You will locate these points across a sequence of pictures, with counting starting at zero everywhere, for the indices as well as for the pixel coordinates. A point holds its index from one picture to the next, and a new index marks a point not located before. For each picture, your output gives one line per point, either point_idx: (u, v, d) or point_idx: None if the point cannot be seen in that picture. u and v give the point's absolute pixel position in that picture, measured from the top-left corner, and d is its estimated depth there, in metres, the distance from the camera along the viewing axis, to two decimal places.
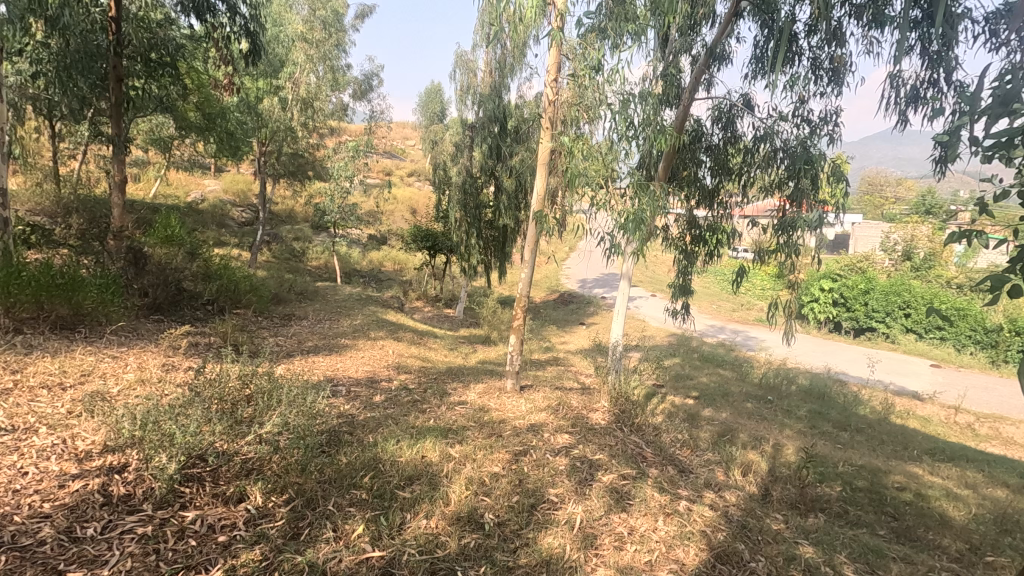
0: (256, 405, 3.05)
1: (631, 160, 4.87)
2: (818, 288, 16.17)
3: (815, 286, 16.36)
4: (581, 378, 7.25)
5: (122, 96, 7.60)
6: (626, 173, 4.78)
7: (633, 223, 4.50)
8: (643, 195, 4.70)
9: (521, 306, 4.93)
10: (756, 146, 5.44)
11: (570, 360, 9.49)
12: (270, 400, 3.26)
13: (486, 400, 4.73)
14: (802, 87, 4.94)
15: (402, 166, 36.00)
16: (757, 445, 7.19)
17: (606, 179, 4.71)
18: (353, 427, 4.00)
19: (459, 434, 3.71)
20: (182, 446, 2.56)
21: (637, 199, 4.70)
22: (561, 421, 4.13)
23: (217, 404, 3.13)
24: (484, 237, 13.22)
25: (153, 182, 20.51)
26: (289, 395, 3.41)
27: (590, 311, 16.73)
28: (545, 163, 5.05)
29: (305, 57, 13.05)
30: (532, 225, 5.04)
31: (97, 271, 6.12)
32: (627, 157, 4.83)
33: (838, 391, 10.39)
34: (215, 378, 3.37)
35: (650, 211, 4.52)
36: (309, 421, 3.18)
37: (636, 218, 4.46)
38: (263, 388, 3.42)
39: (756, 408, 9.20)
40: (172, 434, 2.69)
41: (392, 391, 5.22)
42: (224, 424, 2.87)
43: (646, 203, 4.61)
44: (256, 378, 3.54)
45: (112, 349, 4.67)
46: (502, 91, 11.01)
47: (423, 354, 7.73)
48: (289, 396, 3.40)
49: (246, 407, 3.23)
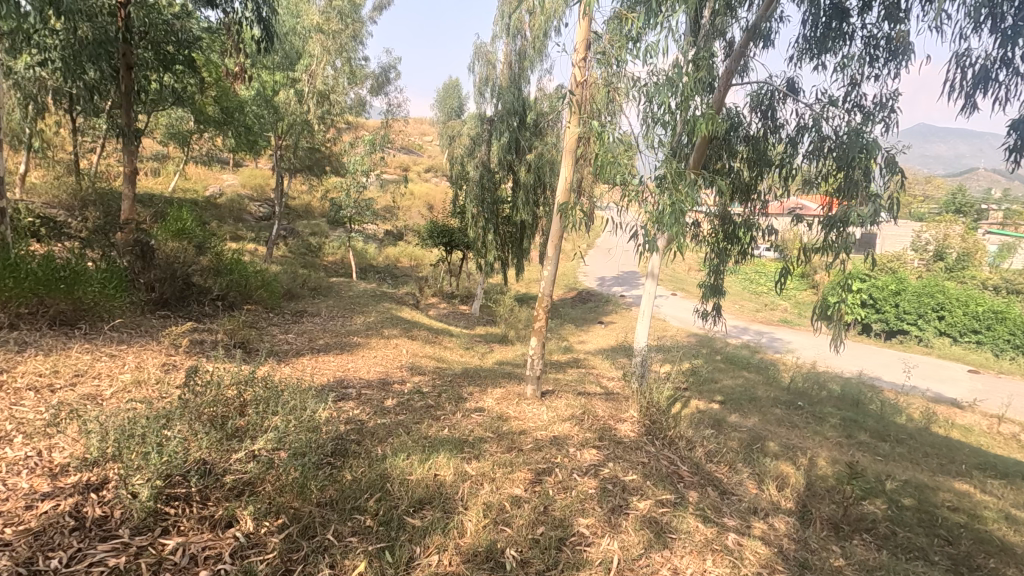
0: (251, 417, 2.74)
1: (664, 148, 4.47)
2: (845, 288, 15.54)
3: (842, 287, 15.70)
4: (604, 382, 6.88)
5: (132, 84, 7.41)
6: (661, 162, 4.39)
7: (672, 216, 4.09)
8: (680, 186, 4.32)
9: (543, 307, 4.57)
10: (800, 135, 5.00)
11: (591, 362, 9.13)
12: (266, 410, 2.94)
13: (505, 408, 4.39)
14: (855, 68, 4.50)
15: (419, 161, 35.83)
16: (791, 455, 6.76)
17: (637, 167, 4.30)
18: (362, 436, 3.73)
19: (477, 447, 3.38)
20: (165, 464, 2.26)
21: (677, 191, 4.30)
22: (586, 433, 3.78)
23: (204, 415, 2.82)
24: (501, 233, 12.84)
25: (172, 176, 20.58)
26: (288, 405, 3.09)
27: (609, 310, 16.29)
28: (571, 150, 4.66)
29: (322, 49, 12.83)
30: (556, 218, 4.65)
31: (101, 264, 5.91)
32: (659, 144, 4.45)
33: (872, 398, 9.86)
34: (206, 386, 3.07)
35: (691, 204, 4.11)
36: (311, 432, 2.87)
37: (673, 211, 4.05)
38: (260, 398, 3.11)
39: (786, 414, 8.74)
40: (156, 444, 2.39)
41: (405, 395, 4.93)
42: (213, 438, 2.55)
43: (684, 194, 4.22)
44: (251, 389, 3.24)
45: (111, 346, 4.42)
46: (522, 83, 11.36)
47: (438, 353, 7.43)
48: (288, 406, 3.09)
49: (238, 417, 2.92)
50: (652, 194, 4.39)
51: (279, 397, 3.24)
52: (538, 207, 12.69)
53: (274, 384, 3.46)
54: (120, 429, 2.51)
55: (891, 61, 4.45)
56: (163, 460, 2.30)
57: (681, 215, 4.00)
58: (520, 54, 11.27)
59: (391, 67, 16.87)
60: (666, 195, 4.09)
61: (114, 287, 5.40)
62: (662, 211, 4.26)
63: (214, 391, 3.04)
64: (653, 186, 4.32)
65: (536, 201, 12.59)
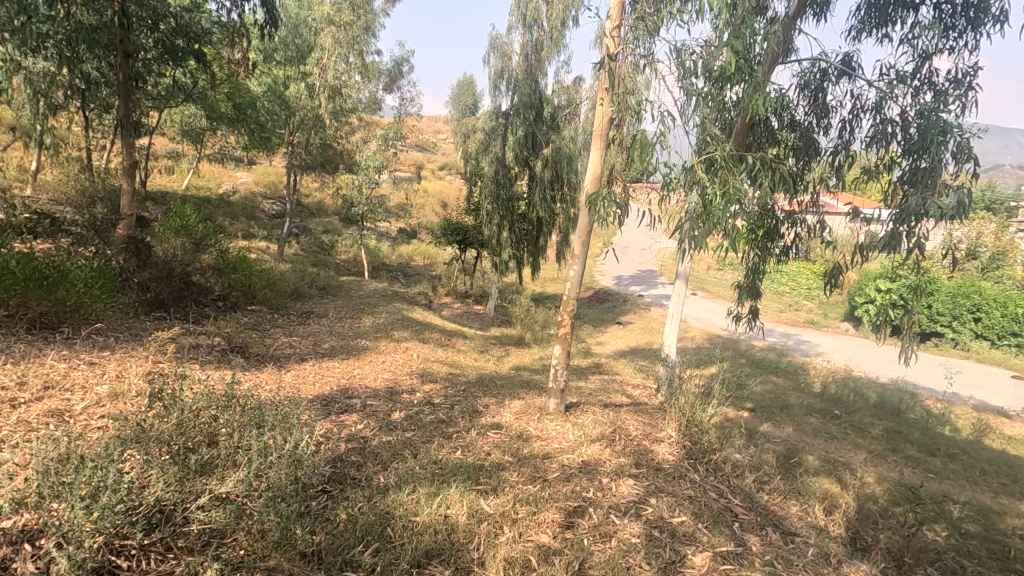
0: (223, 449, 2.25)
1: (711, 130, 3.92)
2: (874, 288, 14.77)
3: (870, 287, 14.95)
4: (628, 392, 6.36)
5: (129, 73, 6.99)
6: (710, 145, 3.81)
7: (725, 207, 3.51)
8: (733, 172, 3.75)
9: (567, 311, 4.05)
10: (857, 119, 4.45)
11: (614, 367, 8.59)
12: (242, 434, 2.46)
13: (526, 424, 3.91)
14: (927, 39, 3.94)
15: (434, 158, 35.44)
16: (835, 473, 6.19)
17: (681, 151, 3.73)
18: (364, 460, 3.31)
19: (494, 476, 2.91)
20: (102, 522, 1.78)
21: (728, 177, 3.72)
22: (620, 458, 3.29)
23: (164, 450, 2.31)
24: (516, 231, 12.30)
25: (186, 173, 20.38)
26: (267, 429, 2.60)
27: (627, 310, 15.71)
28: (602, 131, 4.09)
29: (333, 41, 12.39)
30: (585, 210, 4.12)
31: (92, 263, 5.52)
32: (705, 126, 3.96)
33: (914, 407, 9.21)
34: (171, 406, 2.55)
35: (747, 193, 3.54)
36: (300, 463, 2.40)
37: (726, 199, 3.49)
38: (236, 422, 2.62)
39: (822, 424, 8.15)
40: (95, 487, 1.90)
41: (414, 408, 4.46)
42: (175, 472, 2.08)
43: (737, 180, 3.65)
44: (227, 411, 2.73)
45: (92, 353, 4.01)
46: (538, 75, 10.93)
47: (451, 358, 6.96)
48: (268, 430, 2.59)
49: (208, 448, 2.42)
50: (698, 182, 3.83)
51: (261, 418, 2.74)
52: (555, 203, 12.17)
53: (258, 403, 2.95)
54: (53, 466, 2.01)
55: (969, 31, 3.88)
56: (100, 515, 1.81)
57: (737, 204, 3.41)
58: (537, 44, 10.88)
59: (403, 60, 16.53)
60: (714, 182, 3.52)
61: (102, 287, 5.02)
62: (707, 202, 3.71)
63: (180, 417, 2.52)
64: (698, 173, 3.76)
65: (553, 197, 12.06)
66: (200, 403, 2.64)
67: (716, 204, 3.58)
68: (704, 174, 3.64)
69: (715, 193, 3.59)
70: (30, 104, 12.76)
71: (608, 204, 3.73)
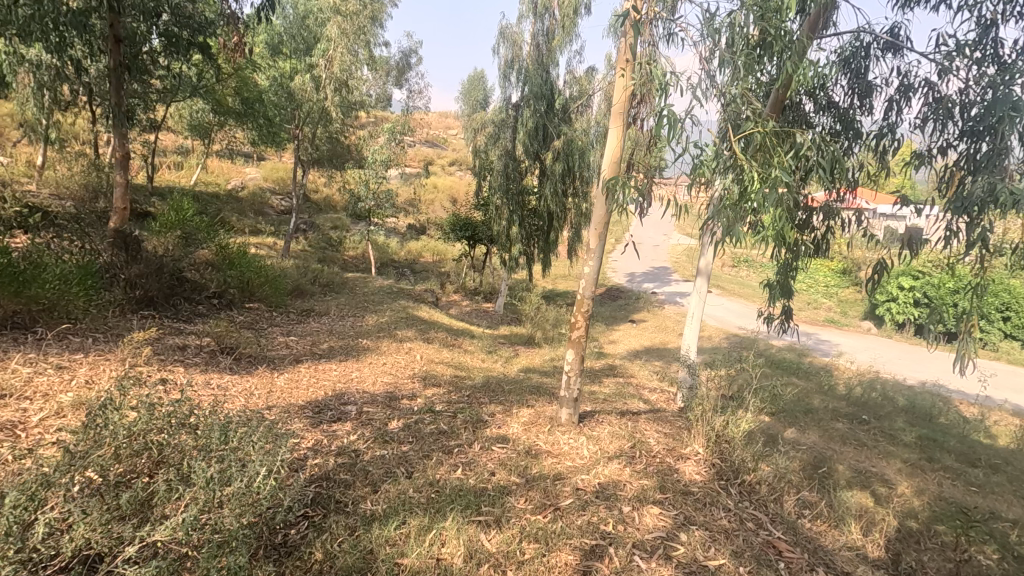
0: (161, 485, 1.88)
1: (750, 107, 3.47)
2: (896, 286, 14.20)
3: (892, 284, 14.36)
4: (645, 397, 5.95)
5: (121, 59, 6.64)
6: (749, 123, 3.30)
7: (768, 192, 3.00)
8: (776, 152, 3.25)
9: (582, 312, 3.60)
10: (905, 99, 3.96)
11: (629, 369, 8.16)
12: (189, 463, 2.10)
13: (535, 438, 3.52)
14: (993, 4, 3.45)
15: (445, 155, 34.97)
16: (869, 485, 5.74)
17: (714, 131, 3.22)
18: (352, 480, 2.94)
19: (498, 504, 2.55)
20: None
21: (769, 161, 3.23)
22: (643, 480, 2.90)
23: (84, 486, 1.90)
24: (527, 226, 11.83)
25: (194, 169, 20.16)
26: (224, 452, 2.23)
27: (640, 308, 15.22)
28: (623, 108, 3.58)
29: (339, 31, 11.89)
30: (601, 199, 3.62)
31: (77, 259, 5.21)
32: (747, 103, 3.50)
33: (948, 413, 8.68)
34: (100, 430, 2.11)
35: (791, 178, 3.05)
36: (261, 495, 2.04)
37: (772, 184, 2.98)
38: (189, 445, 2.26)
39: (849, 429, 7.69)
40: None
41: (413, 417, 4.10)
42: (103, 510, 1.73)
43: (778, 163, 3.18)
44: (177, 434, 2.30)
45: (62, 356, 3.69)
46: (549, 65, 10.57)
47: (456, 359, 6.59)
48: (224, 452, 2.22)
49: (150, 478, 2.07)
50: (733, 166, 3.33)
51: (216, 437, 2.31)
52: (567, 197, 11.75)
53: (218, 419, 2.52)
54: None
55: None
56: None
57: (786, 190, 2.88)
58: (548, 33, 10.51)
59: (410, 52, 16.22)
60: (753, 164, 3.02)
61: (83, 284, 4.72)
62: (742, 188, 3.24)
63: (110, 442, 2.09)
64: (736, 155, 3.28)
65: (565, 191, 11.62)
66: (139, 425, 2.21)
67: (753, 190, 3.09)
68: (743, 155, 3.12)
69: (752, 178, 3.11)
70: (35, 98, 12.55)
71: (630, 189, 3.21)
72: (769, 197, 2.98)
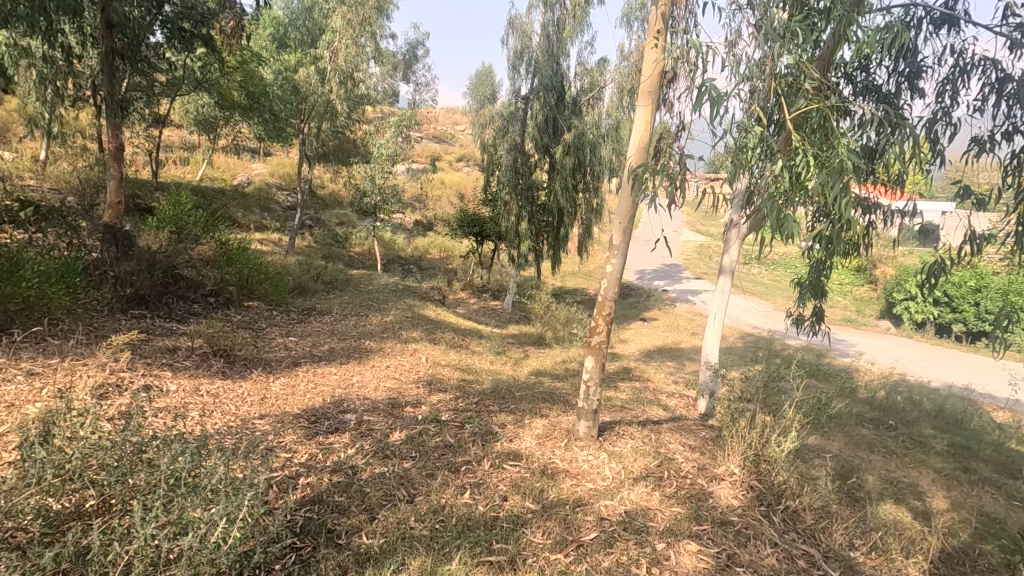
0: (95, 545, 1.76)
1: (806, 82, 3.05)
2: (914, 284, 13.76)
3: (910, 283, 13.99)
4: (664, 404, 5.58)
5: (114, 45, 6.33)
6: (799, 101, 2.91)
7: (827, 177, 2.59)
8: (834, 132, 2.84)
9: (603, 314, 3.24)
10: (962, 81, 3.59)
11: (644, 372, 7.78)
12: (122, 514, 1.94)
13: (551, 454, 3.19)
14: None
15: (452, 150, 34.59)
16: (905, 498, 5.36)
17: (761, 109, 2.82)
18: (348, 504, 2.64)
19: (512, 538, 2.29)
20: None
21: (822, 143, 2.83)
22: (674, 508, 2.59)
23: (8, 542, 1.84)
24: (536, 222, 11.42)
25: (199, 163, 19.90)
26: (167, 493, 2.01)
27: (651, 306, 14.82)
28: (653, 79, 3.13)
29: (344, 22, 11.57)
30: (626, 186, 3.18)
31: (64, 255, 4.93)
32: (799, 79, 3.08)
33: (980, 418, 8.27)
34: (29, 463, 2.02)
35: (856, 159, 2.63)
36: (224, 548, 1.89)
37: (835, 167, 2.54)
38: (131, 485, 2.09)
39: (876, 435, 7.29)
40: None
41: (416, 427, 3.77)
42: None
43: (837, 144, 2.77)
44: (123, 464, 2.16)
45: (36, 361, 3.41)
46: (560, 57, 10.25)
47: (463, 361, 6.26)
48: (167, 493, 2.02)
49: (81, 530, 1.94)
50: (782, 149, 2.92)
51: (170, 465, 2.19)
52: (578, 193, 11.39)
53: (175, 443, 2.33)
54: None
55: None
56: None
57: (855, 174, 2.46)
58: (559, 23, 10.19)
59: (416, 45, 15.89)
60: (807, 146, 2.62)
61: (65, 282, 4.43)
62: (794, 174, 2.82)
63: (40, 479, 2.00)
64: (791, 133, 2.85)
65: (575, 186, 11.24)
66: (74, 460, 2.10)
67: (806, 176, 2.70)
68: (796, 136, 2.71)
69: (808, 162, 2.69)
70: (37, 91, 12.33)
71: (661, 176, 2.83)
72: (829, 182, 2.58)
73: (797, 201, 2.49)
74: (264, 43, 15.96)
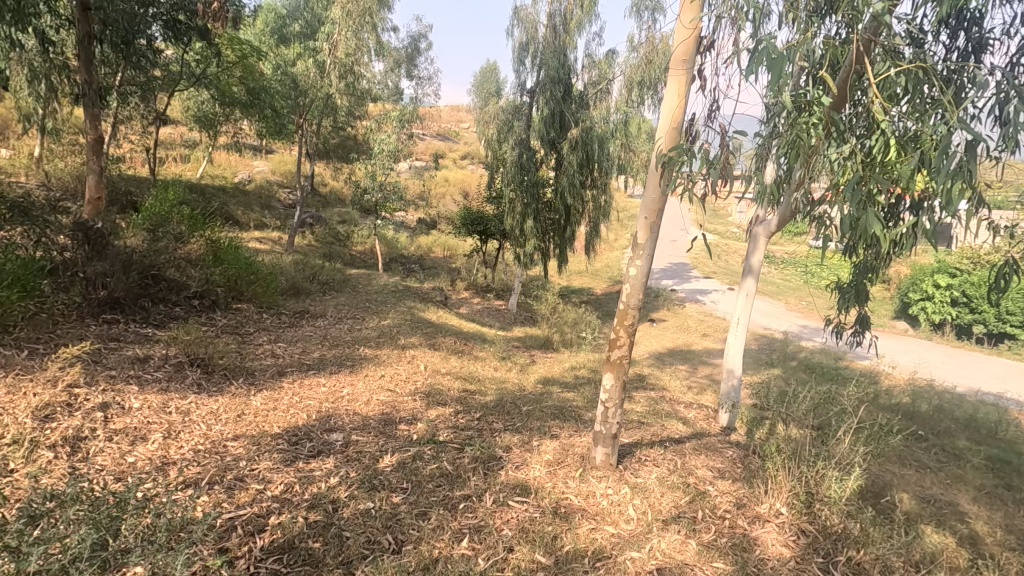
0: None
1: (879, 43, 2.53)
2: (931, 284, 13.21)
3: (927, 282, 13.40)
4: (683, 417, 5.13)
5: (90, 30, 5.91)
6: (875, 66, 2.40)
7: (917, 161, 2.11)
8: (920, 106, 2.33)
9: (626, 324, 2.79)
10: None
11: (659, 379, 7.29)
12: None
13: (563, 487, 2.77)
14: None
15: (457, 148, 33.95)
16: (948, 520, 4.88)
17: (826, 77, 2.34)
18: (321, 559, 2.21)
19: None
20: None
21: (906, 118, 2.34)
22: (713, 566, 2.18)
23: None
24: (542, 220, 10.95)
25: (200, 161, 19.50)
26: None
27: (660, 307, 14.32)
28: (690, 45, 2.65)
29: (343, 12, 11.10)
30: (656, 171, 2.71)
31: (27, 255, 4.51)
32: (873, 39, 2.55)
33: (1014, 428, 7.76)
34: None
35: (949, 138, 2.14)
36: None
37: (928, 148, 2.06)
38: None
39: (907, 447, 6.79)
40: None
41: (409, 451, 3.33)
42: None
43: (921, 121, 2.28)
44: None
45: None
46: (567, 49, 9.78)
47: (465, 369, 5.81)
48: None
49: None
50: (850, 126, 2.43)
51: (40, 559, 1.74)
52: (585, 189, 10.92)
53: (69, 516, 1.99)
54: None
55: None
56: None
57: (957, 156, 1.97)
58: (566, 14, 9.73)
59: (419, 38, 15.45)
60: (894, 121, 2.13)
61: (23, 285, 4.02)
62: (871, 157, 2.34)
63: None
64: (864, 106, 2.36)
65: (583, 183, 10.76)
66: None
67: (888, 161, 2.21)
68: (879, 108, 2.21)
69: (888, 141, 2.21)
70: (29, 86, 11.98)
71: (703, 160, 2.34)
72: (918, 167, 2.09)
73: (894, 187, 1.96)
74: (263, 37, 15.49)
